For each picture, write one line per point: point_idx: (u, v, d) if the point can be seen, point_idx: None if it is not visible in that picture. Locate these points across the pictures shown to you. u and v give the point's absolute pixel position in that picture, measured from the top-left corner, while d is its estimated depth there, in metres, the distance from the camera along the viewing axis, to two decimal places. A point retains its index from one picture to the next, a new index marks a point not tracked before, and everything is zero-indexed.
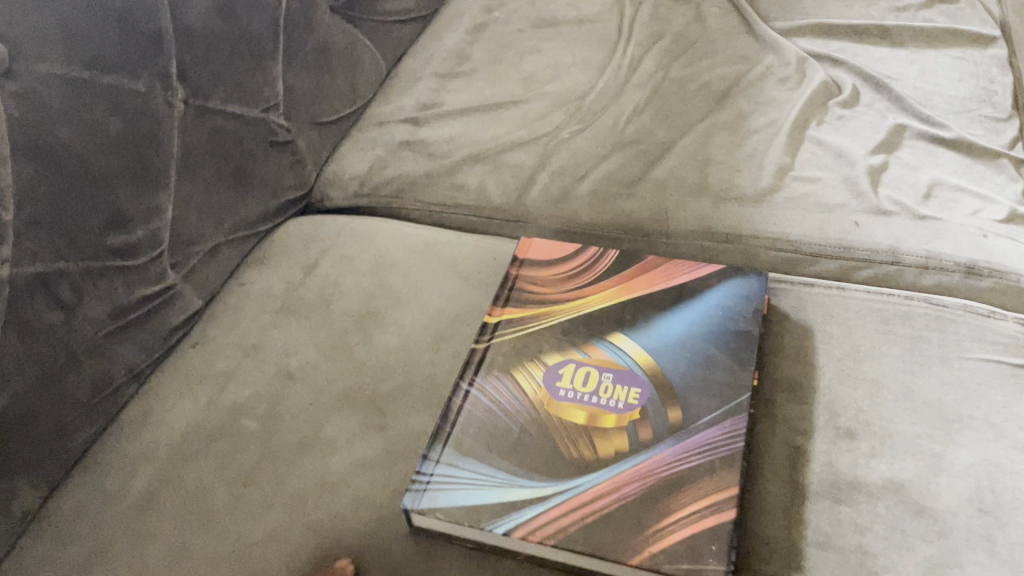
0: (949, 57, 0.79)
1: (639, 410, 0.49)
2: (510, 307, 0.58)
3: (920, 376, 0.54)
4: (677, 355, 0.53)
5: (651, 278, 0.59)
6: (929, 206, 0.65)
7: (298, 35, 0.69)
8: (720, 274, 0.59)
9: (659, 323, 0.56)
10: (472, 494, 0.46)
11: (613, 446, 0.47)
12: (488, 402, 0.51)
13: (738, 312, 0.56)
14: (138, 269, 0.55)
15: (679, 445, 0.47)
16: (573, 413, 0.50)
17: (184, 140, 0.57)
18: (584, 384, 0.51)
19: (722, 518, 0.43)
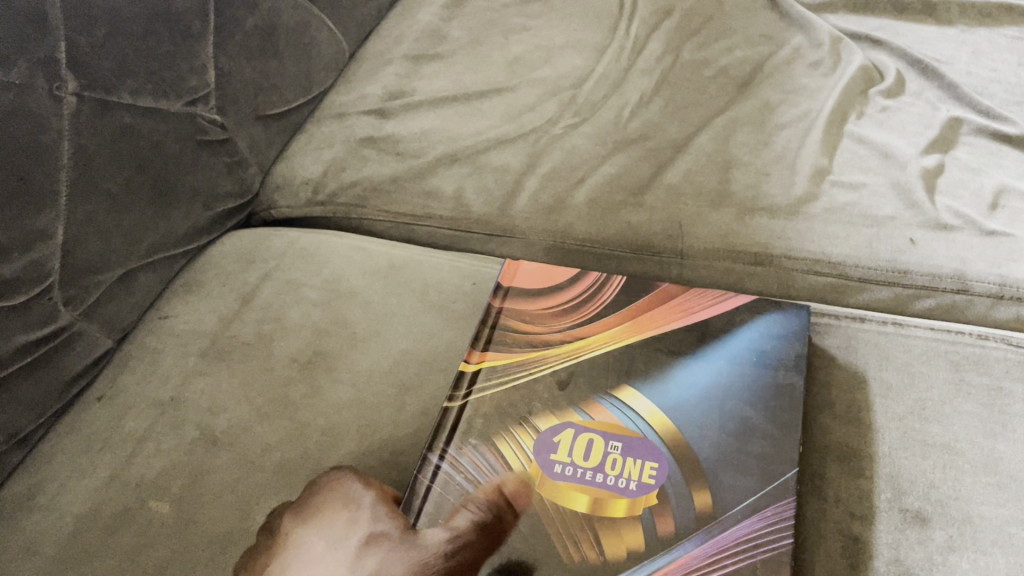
0: (1006, 36, 0.67)
1: (656, 491, 0.38)
2: (492, 352, 0.46)
3: (1003, 441, 0.43)
4: (703, 416, 0.41)
5: (665, 314, 0.47)
6: (997, 219, 0.53)
7: (235, 11, 0.57)
8: (753, 307, 0.47)
9: (679, 370, 0.43)
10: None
11: (624, 545, 0.36)
12: (463, 482, 0.40)
13: (778, 356, 0.44)
14: (18, 310, 0.43)
15: (710, 542, 0.36)
16: (574, 498, 0.38)
17: (80, 144, 0.46)
18: (585, 456, 0.40)
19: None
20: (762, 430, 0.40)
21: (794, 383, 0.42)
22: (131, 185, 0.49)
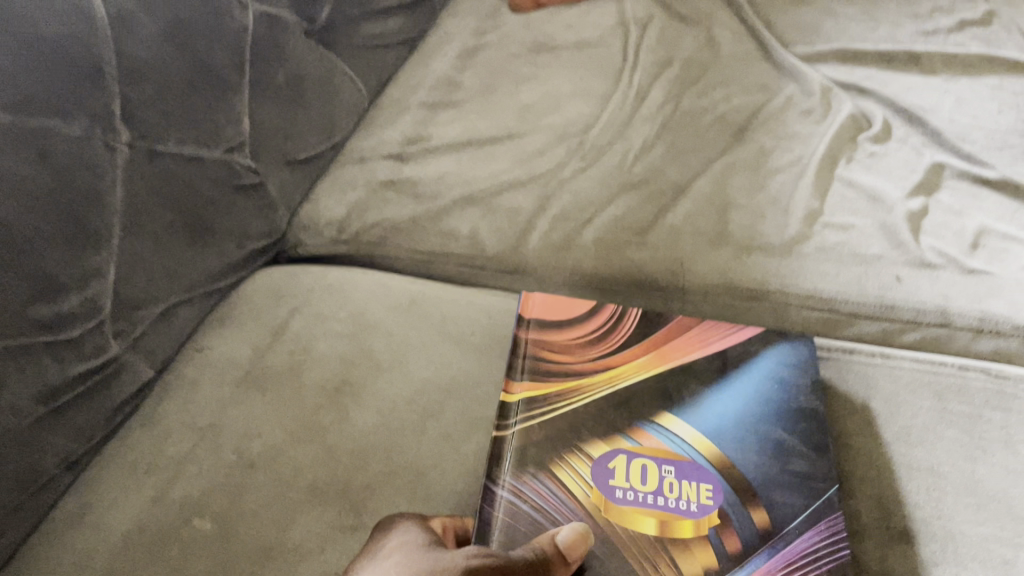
0: (986, 85, 0.72)
1: (717, 513, 0.42)
2: (530, 383, 0.49)
3: (983, 464, 0.47)
4: (742, 443, 0.45)
5: (686, 345, 0.51)
6: (977, 258, 0.58)
7: (269, 65, 0.62)
8: (763, 338, 0.51)
9: (712, 401, 0.48)
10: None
11: (700, 563, 0.40)
12: (530, 509, 0.42)
13: (796, 384, 0.48)
14: (73, 343, 0.47)
15: (779, 557, 0.40)
16: (641, 522, 0.42)
17: (130, 190, 0.49)
18: (642, 481, 0.44)
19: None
20: (799, 453, 0.45)
21: (811, 408, 0.47)
22: (171, 226, 0.53)
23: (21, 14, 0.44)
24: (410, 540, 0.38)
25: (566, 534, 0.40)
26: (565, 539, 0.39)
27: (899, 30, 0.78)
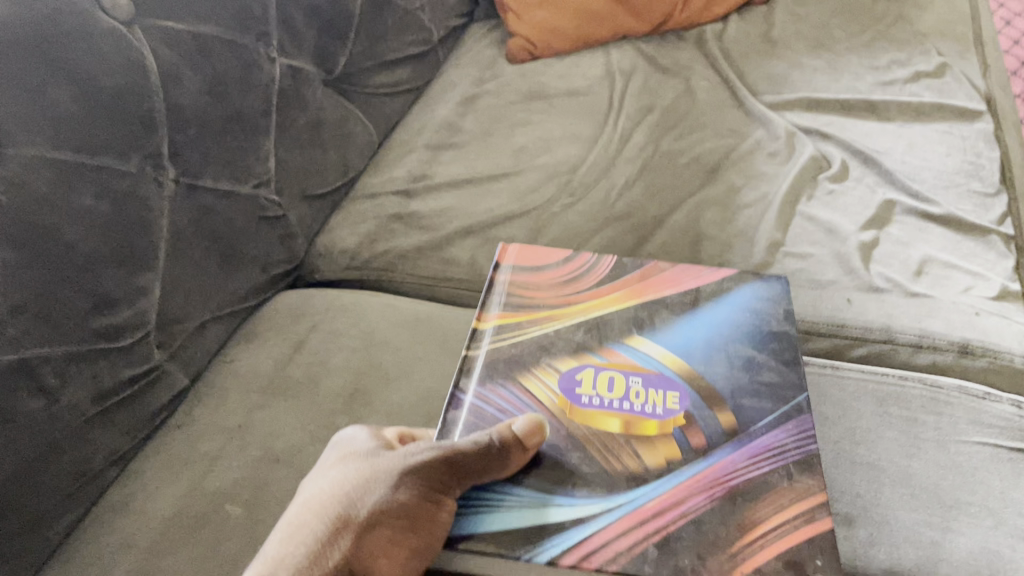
0: (936, 131, 0.79)
1: (682, 416, 0.47)
2: (504, 313, 0.55)
3: (917, 460, 0.53)
4: (709, 357, 0.51)
5: (656, 286, 0.57)
6: (920, 283, 0.65)
7: (291, 111, 0.70)
8: (735, 279, 0.57)
9: (684, 327, 0.53)
10: (502, 518, 0.41)
11: (663, 456, 0.45)
12: (494, 410, 0.48)
13: (762, 315, 0.54)
14: (122, 352, 0.54)
15: (741, 452, 0.45)
16: (607, 420, 0.47)
17: (174, 219, 0.57)
18: (610, 390, 0.49)
19: (817, 528, 0.41)
20: (765, 366, 0.50)
21: (774, 332, 0.53)
22: (207, 252, 0.60)
23: (85, 67, 0.51)
24: (364, 443, 0.43)
25: (522, 423, 0.44)
26: (520, 429, 0.43)
27: (859, 81, 0.86)
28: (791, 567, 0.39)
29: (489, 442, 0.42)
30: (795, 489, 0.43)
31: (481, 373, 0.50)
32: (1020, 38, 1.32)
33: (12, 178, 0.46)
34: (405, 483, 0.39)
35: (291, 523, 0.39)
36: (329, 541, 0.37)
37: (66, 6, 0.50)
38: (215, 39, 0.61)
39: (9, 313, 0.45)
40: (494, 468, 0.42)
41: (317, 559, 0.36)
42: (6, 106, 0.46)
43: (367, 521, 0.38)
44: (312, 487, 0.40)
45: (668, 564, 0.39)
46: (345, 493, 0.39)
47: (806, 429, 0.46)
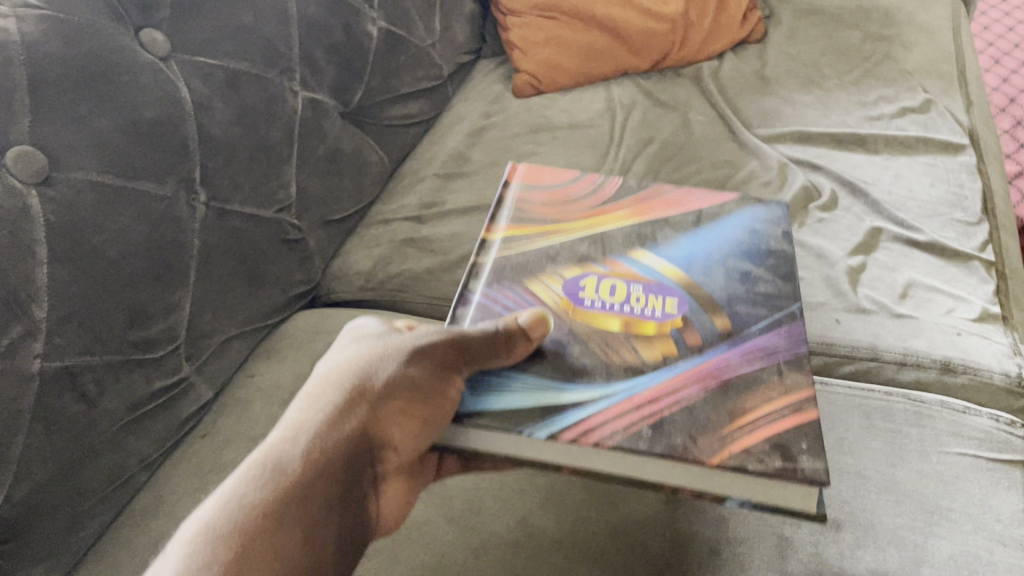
0: (921, 163, 0.83)
1: (679, 319, 0.56)
2: (512, 228, 0.66)
3: (901, 469, 0.57)
4: (708, 274, 0.61)
5: (656, 208, 0.68)
6: (905, 305, 0.69)
7: (312, 141, 0.74)
8: (733, 205, 0.69)
9: (684, 249, 0.63)
10: (519, 396, 0.50)
11: (660, 352, 0.53)
12: (502, 307, 0.58)
13: (756, 243, 0.64)
14: (155, 362, 0.57)
15: (732, 353, 0.54)
16: (608, 319, 0.56)
17: (205, 240, 0.61)
18: (612, 295, 0.58)
19: (800, 417, 0.48)
20: (758, 282, 0.60)
21: (763, 261, 0.62)
22: (233, 271, 0.64)
23: (126, 98, 0.55)
24: (377, 330, 0.51)
25: (528, 316, 0.52)
26: (527, 320, 0.52)
27: (848, 115, 0.90)
28: (777, 449, 0.46)
29: (496, 331, 0.50)
30: (781, 385, 0.51)
31: (490, 276, 0.61)
32: (1008, 76, 1.37)
33: (59, 199, 0.50)
34: (414, 362, 0.47)
35: (313, 394, 0.46)
36: (346, 409, 0.45)
37: (111, 42, 0.55)
38: (243, 74, 0.65)
39: (56, 323, 0.49)
40: (500, 354, 0.50)
41: (337, 423, 0.44)
42: (56, 134, 0.50)
43: (379, 392, 0.46)
44: (331, 363, 0.48)
45: (662, 442, 0.46)
46: (360, 368, 0.47)
47: (795, 336, 0.55)
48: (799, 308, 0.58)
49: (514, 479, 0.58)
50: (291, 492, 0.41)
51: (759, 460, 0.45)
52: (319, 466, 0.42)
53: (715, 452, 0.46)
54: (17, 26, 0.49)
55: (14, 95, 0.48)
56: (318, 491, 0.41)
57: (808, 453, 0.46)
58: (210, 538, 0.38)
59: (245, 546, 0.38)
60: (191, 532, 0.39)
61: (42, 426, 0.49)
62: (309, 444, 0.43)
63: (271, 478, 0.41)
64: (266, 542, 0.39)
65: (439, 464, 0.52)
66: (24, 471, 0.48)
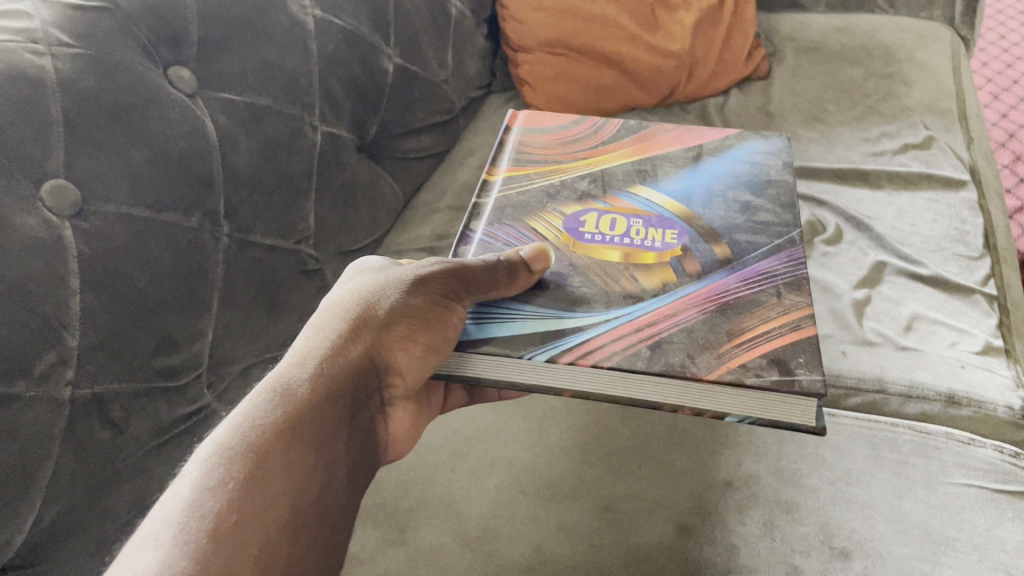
0: (923, 198, 0.85)
1: (679, 249, 0.57)
2: (512, 170, 0.68)
3: (908, 499, 0.58)
4: (708, 206, 0.61)
5: (658, 146, 0.69)
6: (909, 338, 0.70)
7: (330, 173, 0.76)
8: (736, 139, 0.69)
9: (683, 185, 0.64)
10: (517, 325, 0.51)
11: (659, 280, 0.54)
12: (502, 243, 0.60)
13: (756, 175, 0.65)
14: (179, 390, 0.60)
15: (734, 276, 0.54)
16: (608, 252, 0.57)
17: (227, 271, 0.63)
18: (611, 230, 0.59)
19: (802, 334, 0.48)
20: (758, 212, 0.60)
21: (763, 191, 0.63)
22: (254, 300, 0.67)
23: (157, 133, 0.57)
24: (379, 263, 0.55)
25: (529, 251, 0.54)
26: (528, 254, 0.54)
27: (851, 151, 0.92)
28: (775, 364, 0.46)
29: (497, 261, 0.53)
30: (781, 305, 0.51)
31: (490, 216, 0.63)
32: (1007, 111, 1.40)
33: (91, 231, 0.52)
34: (416, 290, 0.50)
35: (319, 322, 0.49)
36: (351, 337, 0.48)
37: (142, 79, 0.57)
38: (266, 109, 0.67)
39: (86, 351, 0.51)
40: (502, 282, 0.52)
41: (342, 349, 0.47)
42: (91, 167, 0.52)
43: (382, 320, 0.49)
44: (336, 294, 0.51)
45: (659, 360, 0.48)
46: (363, 297, 0.50)
47: (796, 259, 0.55)
48: (799, 233, 0.58)
49: (529, 508, 0.59)
50: (302, 412, 0.43)
51: (757, 374, 0.46)
52: (326, 389, 0.45)
53: (711, 367, 0.47)
54: (53, 64, 0.51)
55: (50, 131, 0.50)
56: (326, 411, 0.44)
57: (806, 368, 0.46)
58: (226, 457, 0.39)
59: (262, 457, 0.40)
60: (202, 451, 0.40)
61: (73, 450, 0.51)
62: (317, 369, 0.45)
63: (281, 400, 0.43)
64: (281, 455, 0.40)
65: (448, 395, 0.60)
66: (53, 495, 0.50)
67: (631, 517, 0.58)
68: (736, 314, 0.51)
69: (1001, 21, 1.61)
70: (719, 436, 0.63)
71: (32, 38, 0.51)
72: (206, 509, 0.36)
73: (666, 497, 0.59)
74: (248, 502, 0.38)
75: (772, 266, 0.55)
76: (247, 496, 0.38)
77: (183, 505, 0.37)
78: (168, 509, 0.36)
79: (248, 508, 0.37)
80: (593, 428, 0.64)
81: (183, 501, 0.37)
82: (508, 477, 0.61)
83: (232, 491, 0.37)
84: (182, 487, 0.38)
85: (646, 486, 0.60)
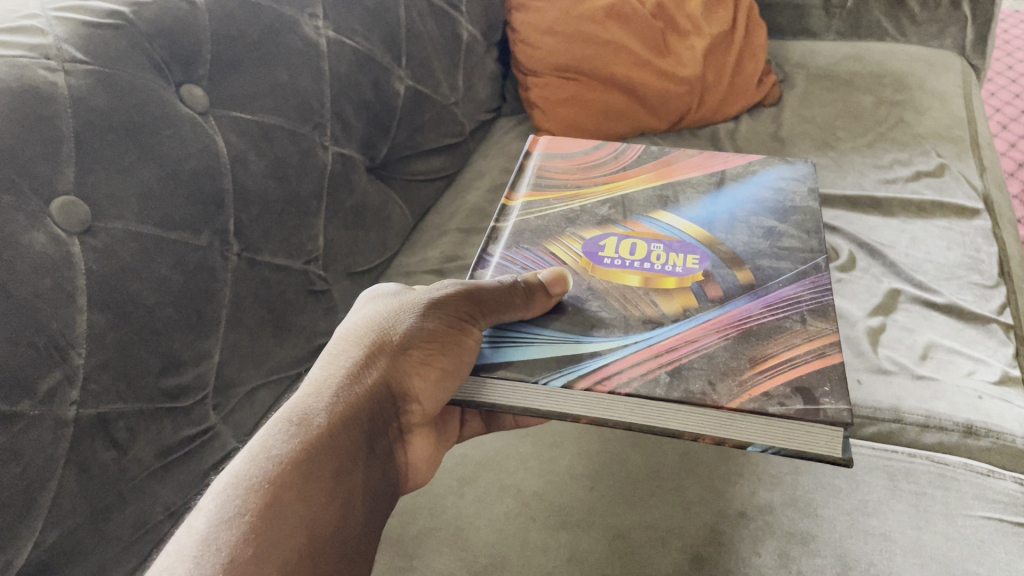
0: (938, 227, 0.84)
1: (701, 273, 0.56)
2: (530, 194, 0.67)
3: (926, 531, 0.56)
4: (731, 231, 0.60)
5: (685, 168, 0.69)
6: (926, 366, 0.69)
7: (340, 194, 0.75)
8: (761, 164, 0.69)
9: (705, 209, 0.63)
10: (532, 349, 0.50)
11: (681, 305, 0.53)
12: (520, 267, 0.59)
13: (779, 199, 0.64)
14: (185, 411, 0.59)
15: (758, 301, 0.53)
16: (627, 276, 0.56)
17: (236, 291, 0.63)
18: (632, 254, 0.59)
19: (825, 362, 0.47)
20: (785, 235, 0.60)
21: (786, 216, 0.62)
22: (262, 320, 0.66)
23: (168, 151, 0.56)
24: (393, 288, 0.54)
25: (547, 274, 0.54)
26: (546, 278, 0.54)
27: (864, 178, 0.91)
28: (799, 392, 0.45)
29: (514, 282, 0.52)
30: (806, 333, 0.50)
31: (508, 240, 0.62)
32: (1015, 141, 1.39)
33: (100, 248, 0.51)
34: (431, 314, 0.50)
35: (333, 351, 0.49)
36: (367, 364, 0.48)
37: (155, 97, 0.56)
38: (279, 129, 0.67)
39: (92, 370, 0.50)
40: (520, 303, 0.51)
41: (358, 377, 0.47)
42: (101, 185, 0.51)
43: (397, 347, 0.49)
44: (350, 321, 0.51)
45: (679, 388, 0.47)
46: (379, 324, 0.50)
47: (821, 285, 0.54)
48: (825, 259, 0.57)
49: (539, 536, 0.58)
50: (318, 441, 0.42)
51: (779, 403, 0.45)
52: (343, 417, 0.44)
53: (733, 396, 0.45)
54: (65, 80, 0.51)
55: (60, 146, 0.49)
56: (344, 440, 0.43)
57: (831, 396, 0.45)
58: (242, 489, 0.39)
59: (279, 488, 0.39)
60: (218, 484, 0.40)
61: (74, 472, 0.50)
62: (333, 399, 0.45)
63: (299, 430, 0.42)
64: (298, 486, 0.40)
65: (463, 424, 0.59)
66: (54, 518, 0.49)
67: (644, 548, 0.56)
68: (758, 338, 0.50)
69: (1008, 52, 1.61)
70: (733, 466, 0.61)
71: (45, 54, 0.51)
72: (222, 543, 0.36)
73: (679, 527, 0.57)
74: (264, 535, 0.37)
75: (797, 292, 0.54)
76: (263, 532, 0.37)
77: (198, 540, 0.37)
78: (183, 544, 0.36)
79: (265, 545, 0.37)
80: (604, 455, 0.63)
81: (198, 535, 0.37)
82: (518, 503, 0.60)
83: (249, 527, 0.37)
84: (197, 521, 0.38)
85: (658, 515, 0.58)
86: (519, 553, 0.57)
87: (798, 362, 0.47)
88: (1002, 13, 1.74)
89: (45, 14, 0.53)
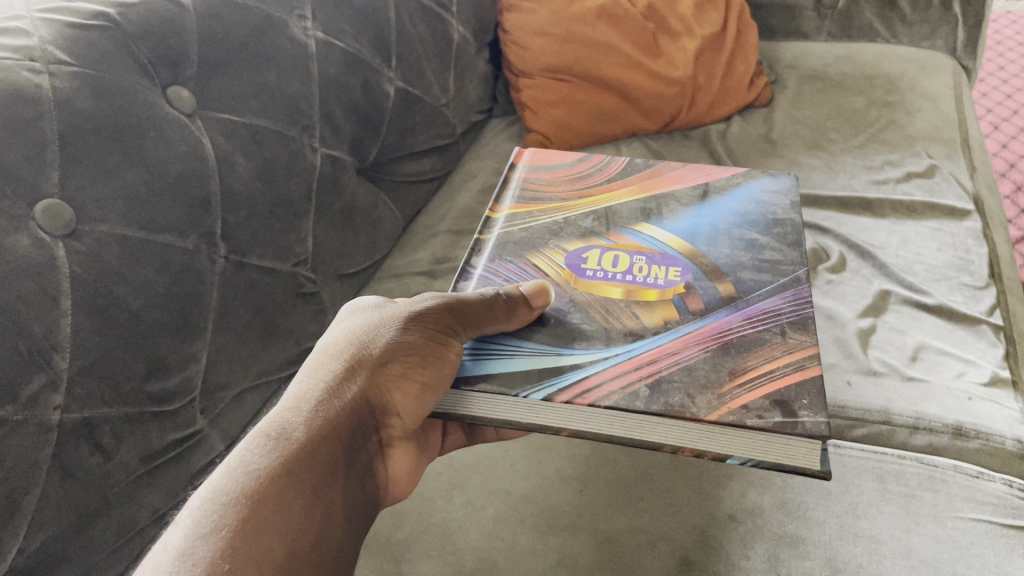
0: (928, 228, 0.84)
1: (683, 286, 0.56)
2: (513, 206, 0.67)
3: (915, 533, 0.56)
4: (714, 243, 0.60)
5: (669, 181, 0.69)
6: (915, 368, 0.69)
7: (329, 196, 0.75)
8: (745, 176, 0.69)
9: (689, 221, 0.63)
10: (512, 362, 0.50)
11: (661, 317, 0.53)
12: (503, 279, 0.59)
13: (762, 212, 0.64)
14: (172, 414, 0.59)
15: (739, 313, 0.53)
16: (609, 289, 0.56)
17: (223, 294, 0.63)
18: (614, 266, 0.59)
19: (805, 374, 0.47)
20: (767, 248, 0.60)
21: (769, 228, 0.62)
22: (249, 324, 0.66)
23: (154, 154, 0.56)
24: (374, 301, 0.54)
25: (529, 286, 0.54)
26: (528, 290, 0.53)
27: (854, 179, 0.91)
28: (778, 405, 0.45)
29: (494, 295, 0.52)
30: (786, 346, 0.50)
31: (492, 252, 0.62)
32: (1007, 141, 1.40)
33: (85, 251, 0.51)
34: (411, 328, 0.49)
35: (314, 365, 0.49)
36: (347, 378, 0.47)
37: (141, 99, 0.56)
38: (266, 131, 0.67)
39: (75, 374, 0.50)
40: (500, 317, 0.51)
41: (338, 391, 0.47)
42: (86, 188, 0.51)
43: (377, 361, 0.48)
44: (332, 334, 0.51)
45: (659, 400, 0.46)
46: (359, 337, 0.50)
47: (801, 299, 0.54)
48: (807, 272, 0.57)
49: (527, 540, 0.57)
50: (298, 455, 0.42)
51: (758, 416, 0.44)
52: (321, 431, 0.44)
53: (712, 409, 0.45)
54: (50, 81, 0.50)
55: (45, 149, 0.49)
56: (323, 454, 0.43)
57: (810, 409, 0.44)
58: (219, 504, 0.39)
59: (257, 502, 0.39)
60: (196, 498, 0.39)
61: (59, 477, 0.50)
62: (312, 413, 0.45)
63: (277, 445, 0.42)
64: (275, 500, 0.40)
65: (446, 435, 0.58)
66: (38, 524, 0.49)
67: (634, 551, 0.56)
68: (739, 350, 0.50)
69: (999, 52, 1.62)
70: (721, 469, 0.61)
71: (30, 56, 0.50)
72: (198, 558, 0.36)
73: (668, 531, 0.57)
74: (242, 551, 0.37)
75: (778, 305, 0.53)
76: (241, 548, 0.37)
77: (175, 554, 0.36)
78: (159, 559, 0.36)
79: (242, 560, 0.37)
80: (593, 459, 0.63)
81: (174, 550, 0.36)
82: (507, 507, 0.60)
83: (227, 541, 0.37)
84: (174, 537, 0.37)
85: (647, 519, 0.58)
86: (507, 557, 0.57)
87: (778, 374, 0.47)
88: (994, 14, 1.74)
89: (30, 15, 0.53)
